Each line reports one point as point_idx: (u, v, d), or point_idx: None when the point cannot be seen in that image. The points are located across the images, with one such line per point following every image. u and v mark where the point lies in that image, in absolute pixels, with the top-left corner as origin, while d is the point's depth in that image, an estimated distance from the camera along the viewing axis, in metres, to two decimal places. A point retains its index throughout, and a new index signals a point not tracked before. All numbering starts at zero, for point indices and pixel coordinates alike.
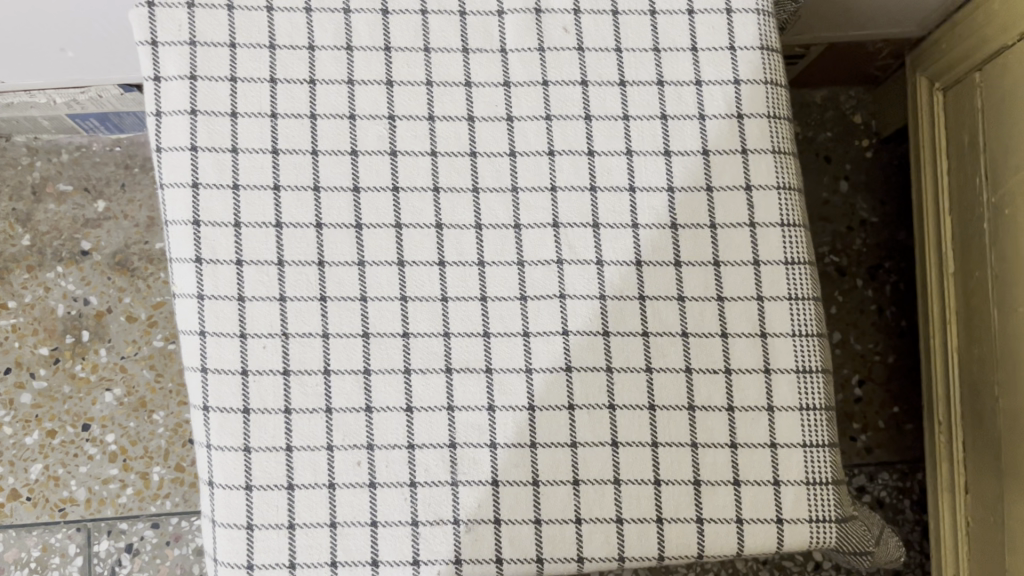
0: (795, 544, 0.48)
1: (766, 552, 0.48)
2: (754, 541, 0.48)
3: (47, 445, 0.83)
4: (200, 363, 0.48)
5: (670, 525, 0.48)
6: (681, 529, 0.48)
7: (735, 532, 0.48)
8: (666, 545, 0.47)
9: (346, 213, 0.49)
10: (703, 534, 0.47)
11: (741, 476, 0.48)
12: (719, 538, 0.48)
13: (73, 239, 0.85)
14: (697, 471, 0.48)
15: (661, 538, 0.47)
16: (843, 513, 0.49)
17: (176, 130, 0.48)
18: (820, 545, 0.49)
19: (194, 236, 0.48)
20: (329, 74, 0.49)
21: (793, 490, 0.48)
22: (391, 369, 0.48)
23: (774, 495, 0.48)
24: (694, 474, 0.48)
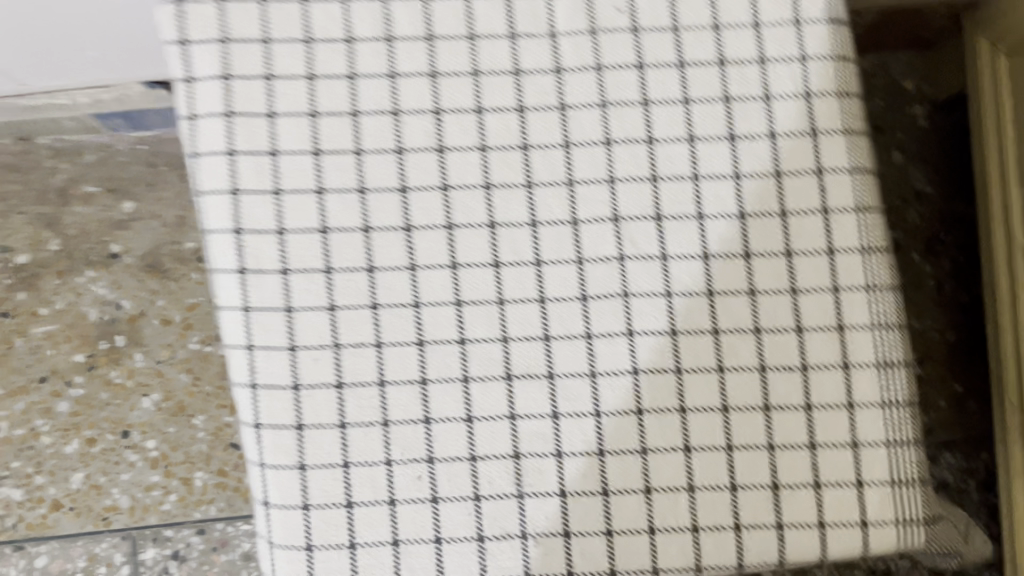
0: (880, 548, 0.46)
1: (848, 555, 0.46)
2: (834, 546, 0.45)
3: (87, 454, 0.79)
4: (249, 379, 0.46)
5: (749, 531, 0.45)
6: (763, 537, 0.45)
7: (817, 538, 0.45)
8: (744, 553, 0.45)
9: (394, 215, 0.46)
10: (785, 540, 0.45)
11: (823, 478, 0.45)
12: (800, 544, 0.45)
13: (102, 242, 0.81)
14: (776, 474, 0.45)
15: (738, 544, 0.45)
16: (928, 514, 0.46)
17: (211, 133, 0.46)
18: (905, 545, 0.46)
19: (236, 246, 0.46)
20: (370, 68, 0.47)
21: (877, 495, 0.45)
22: (448, 378, 0.46)
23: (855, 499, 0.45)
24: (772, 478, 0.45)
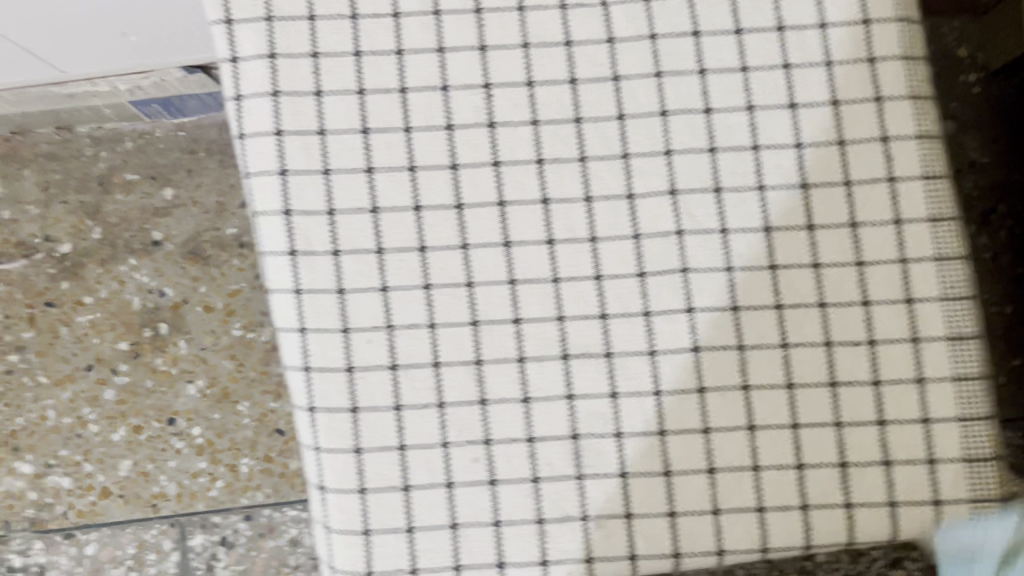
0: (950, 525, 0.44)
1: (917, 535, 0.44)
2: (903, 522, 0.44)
3: (134, 442, 0.79)
4: (302, 362, 0.45)
5: (816, 510, 0.44)
6: (830, 515, 0.44)
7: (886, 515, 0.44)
8: (810, 533, 0.44)
9: (445, 192, 0.45)
10: (852, 518, 0.44)
11: (891, 453, 0.44)
12: (869, 521, 0.44)
13: (143, 230, 0.80)
14: (843, 450, 0.44)
15: (804, 523, 0.44)
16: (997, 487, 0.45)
17: (260, 114, 0.45)
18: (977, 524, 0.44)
19: (286, 227, 0.45)
20: (417, 42, 0.46)
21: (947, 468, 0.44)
22: (503, 358, 0.45)
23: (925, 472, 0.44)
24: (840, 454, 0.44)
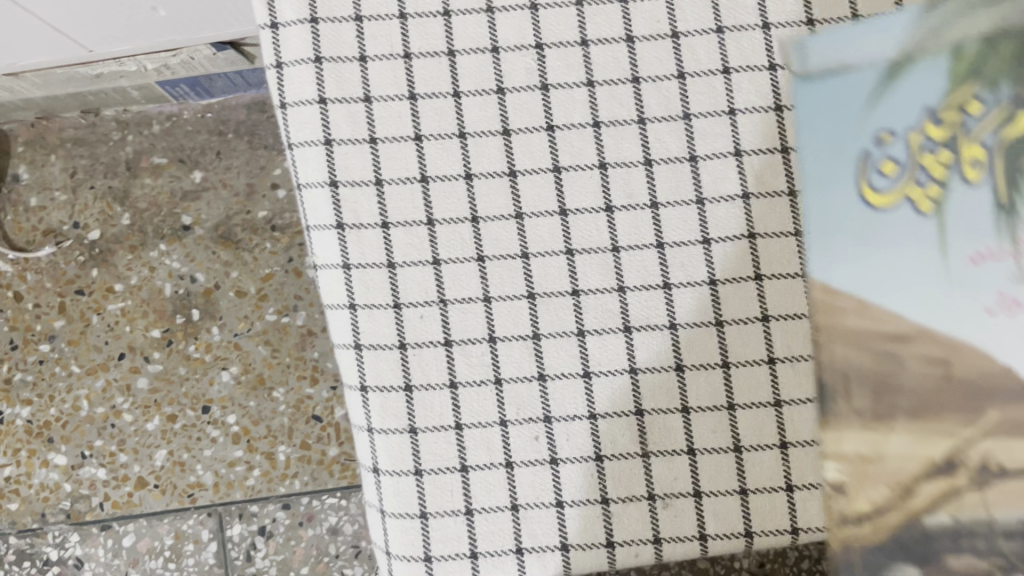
0: (1003, 502, 0.38)
1: (961, 495, 0.38)
2: (952, 481, 0.39)
3: (169, 430, 0.78)
4: (353, 340, 0.43)
5: (843, 438, 0.41)
6: (855, 444, 0.41)
7: (929, 463, 0.39)
8: (838, 468, 0.41)
9: (497, 159, 0.44)
10: (884, 450, 0.40)
11: (930, 385, 0.39)
12: (903, 461, 0.40)
13: (173, 215, 0.79)
14: (867, 372, 0.41)
15: (835, 456, 0.41)
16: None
17: (301, 81, 0.44)
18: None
19: (332, 199, 0.43)
20: (464, 2, 0.44)
21: (1006, 424, 0.38)
22: (562, 331, 0.43)
23: (972, 421, 0.39)
24: (867, 376, 0.41)
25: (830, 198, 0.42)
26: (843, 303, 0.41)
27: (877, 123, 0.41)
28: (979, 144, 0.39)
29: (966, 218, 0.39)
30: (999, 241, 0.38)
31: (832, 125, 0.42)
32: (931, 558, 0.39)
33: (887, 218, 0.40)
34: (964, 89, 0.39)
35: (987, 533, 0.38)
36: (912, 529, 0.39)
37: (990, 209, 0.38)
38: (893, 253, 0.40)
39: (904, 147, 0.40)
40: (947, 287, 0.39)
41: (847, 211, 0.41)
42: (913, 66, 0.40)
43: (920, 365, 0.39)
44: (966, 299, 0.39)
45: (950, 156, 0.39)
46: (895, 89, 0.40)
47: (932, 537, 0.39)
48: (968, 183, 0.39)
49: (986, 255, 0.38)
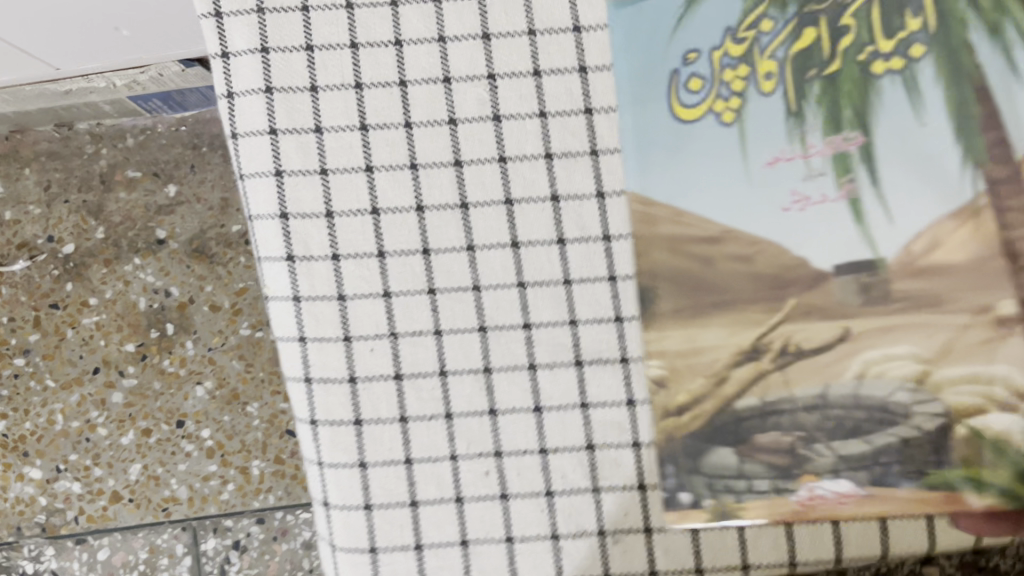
0: (802, 379, 0.41)
1: (767, 377, 0.41)
2: (759, 367, 0.41)
3: (144, 444, 0.78)
4: (303, 374, 0.43)
5: (662, 336, 0.42)
6: (675, 340, 0.42)
7: (739, 353, 0.41)
8: (658, 366, 0.42)
9: (449, 192, 0.43)
10: (699, 341, 0.42)
11: (739, 284, 0.41)
12: (713, 352, 0.41)
13: (148, 229, 0.78)
14: (682, 276, 0.42)
15: (656, 353, 0.42)
16: (855, 335, 0.40)
17: (251, 112, 0.43)
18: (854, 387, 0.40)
19: (283, 231, 0.43)
20: (416, 32, 0.43)
21: (802, 308, 0.41)
22: (513, 365, 0.42)
23: (774, 308, 0.41)
24: (682, 279, 0.42)
25: (644, 117, 0.42)
26: (658, 215, 0.42)
27: (682, 41, 0.42)
28: (768, 58, 0.41)
29: (761, 126, 0.41)
30: (791, 144, 0.41)
31: (632, 45, 0.43)
32: (742, 440, 0.41)
33: (695, 132, 0.42)
34: (756, 9, 0.41)
35: (791, 409, 0.41)
36: (729, 415, 0.41)
37: (783, 117, 0.41)
38: (701, 159, 0.41)
39: (706, 63, 0.42)
40: (747, 192, 0.41)
41: (657, 127, 0.42)
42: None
43: (726, 265, 0.41)
44: (763, 201, 0.41)
45: (744, 72, 0.41)
46: (696, 13, 0.42)
47: (742, 419, 0.41)
48: (763, 93, 0.41)
49: (781, 158, 0.41)
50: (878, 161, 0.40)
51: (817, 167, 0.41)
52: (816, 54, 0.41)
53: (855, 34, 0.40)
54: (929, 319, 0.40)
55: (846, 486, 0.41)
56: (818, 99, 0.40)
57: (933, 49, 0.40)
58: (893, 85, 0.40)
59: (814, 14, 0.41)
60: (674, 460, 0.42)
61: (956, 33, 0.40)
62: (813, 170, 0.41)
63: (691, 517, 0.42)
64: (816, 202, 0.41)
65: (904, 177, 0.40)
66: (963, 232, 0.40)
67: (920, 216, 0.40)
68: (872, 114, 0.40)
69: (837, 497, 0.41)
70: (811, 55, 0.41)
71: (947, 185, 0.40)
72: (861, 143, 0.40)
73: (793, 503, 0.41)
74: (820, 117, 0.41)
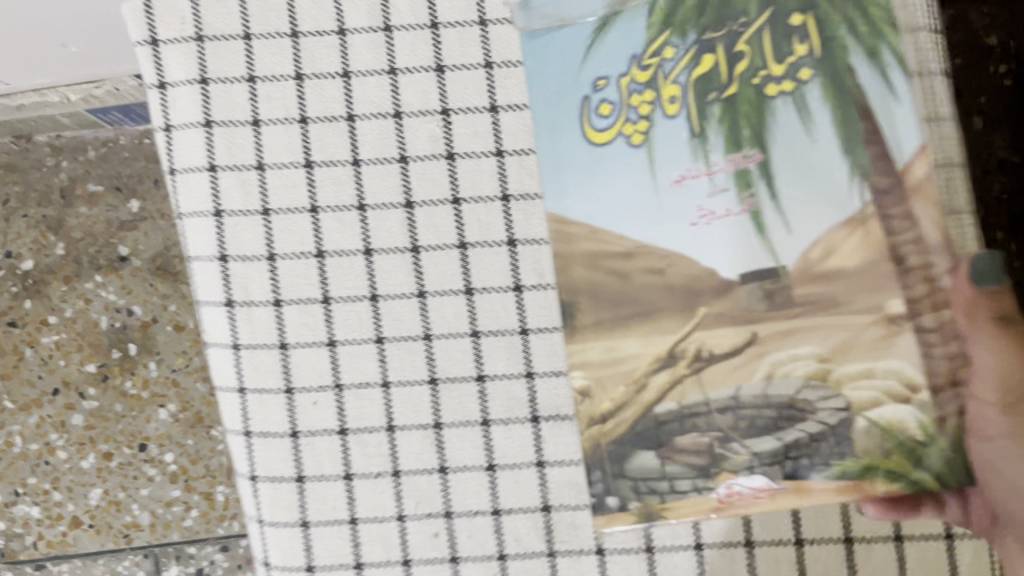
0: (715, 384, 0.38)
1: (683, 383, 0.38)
2: (677, 372, 0.38)
3: (104, 468, 0.71)
4: (242, 427, 0.41)
5: (585, 348, 0.39)
6: (596, 351, 0.39)
7: (662, 360, 0.38)
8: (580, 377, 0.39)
9: (399, 234, 0.40)
10: (619, 350, 0.39)
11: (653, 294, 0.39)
12: (635, 359, 0.39)
13: (109, 245, 0.71)
14: (600, 290, 0.39)
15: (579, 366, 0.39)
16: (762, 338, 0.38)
17: (190, 147, 0.41)
18: (763, 388, 0.37)
19: (222, 275, 0.41)
20: (365, 63, 0.40)
21: (713, 314, 0.38)
22: (465, 421, 0.40)
23: (688, 316, 0.38)
24: (601, 292, 0.39)
25: (558, 140, 0.40)
26: (575, 233, 0.40)
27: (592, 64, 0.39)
28: (671, 78, 0.38)
29: (667, 146, 0.38)
30: (696, 162, 0.38)
31: (546, 70, 0.40)
32: (662, 442, 0.38)
33: (603, 152, 0.39)
34: (660, 31, 0.38)
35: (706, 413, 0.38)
36: (649, 422, 0.38)
37: (686, 137, 0.38)
38: (614, 181, 0.39)
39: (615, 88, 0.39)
40: (653, 211, 0.39)
41: (571, 150, 0.40)
42: (617, 19, 0.39)
43: (642, 278, 0.39)
44: (668, 219, 0.38)
45: (649, 92, 0.38)
46: (604, 35, 0.39)
47: (663, 423, 0.38)
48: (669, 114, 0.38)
49: (687, 176, 0.38)
50: (778, 177, 0.37)
51: (720, 183, 0.38)
52: (717, 74, 0.38)
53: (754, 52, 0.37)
54: (827, 321, 0.37)
55: (765, 480, 0.38)
56: (720, 117, 0.38)
57: (829, 63, 0.37)
58: (788, 104, 0.37)
59: (714, 32, 0.38)
60: (601, 465, 0.39)
61: (842, 51, 0.37)
62: (717, 186, 0.38)
63: (620, 522, 0.39)
64: (721, 217, 0.38)
65: (801, 195, 0.37)
66: (854, 239, 0.37)
67: (820, 231, 0.37)
68: (772, 130, 0.37)
69: (756, 492, 0.38)
70: (712, 77, 0.38)
71: (845, 201, 0.37)
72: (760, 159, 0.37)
73: (713, 501, 0.38)
74: (722, 135, 0.38)
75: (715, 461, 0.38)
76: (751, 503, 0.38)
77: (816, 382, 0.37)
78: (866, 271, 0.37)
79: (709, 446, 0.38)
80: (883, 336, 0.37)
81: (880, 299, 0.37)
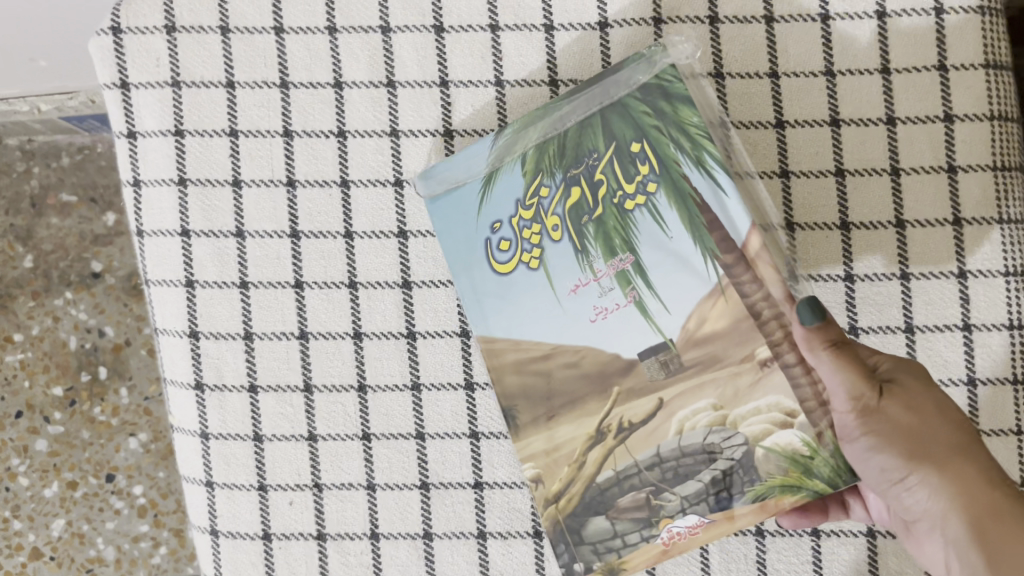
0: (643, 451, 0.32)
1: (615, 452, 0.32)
2: (607, 446, 0.32)
3: (68, 499, 0.61)
4: (208, 524, 0.36)
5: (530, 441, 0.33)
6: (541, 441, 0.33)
7: (593, 430, 0.32)
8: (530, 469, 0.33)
9: (394, 318, 0.36)
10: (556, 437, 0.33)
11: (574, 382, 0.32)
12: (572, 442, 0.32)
13: (81, 259, 0.63)
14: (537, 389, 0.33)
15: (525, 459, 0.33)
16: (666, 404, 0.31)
17: (161, 208, 0.36)
18: (680, 443, 0.31)
19: (193, 354, 0.36)
20: (364, 122, 0.36)
21: (625, 389, 0.32)
22: (460, 532, 0.36)
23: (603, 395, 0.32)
24: (532, 394, 0.33)
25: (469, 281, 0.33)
26: (497, 347, 0.33)
27: (486, 203, 0.33)
28: (546, 211, 0.33)
29: (563, 271, 0.32)
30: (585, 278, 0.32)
31: (446, 223, 0.34)
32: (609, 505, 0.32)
33: (504, 285, 0.33)
34: (532, 169, 0.33)
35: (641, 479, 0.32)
36: (597, 499, 0.32)
37: (570, 258, 0.32)
38: (525, 314, 0.33)
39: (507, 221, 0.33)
40: (553, 335, 0.32)
41: (480, 289, 0.33)
42: (496, 166, 0.34)
43: (560, 373, 0.32)
44: (569, 337, 0.32)
45: (533, 225, 0.33)
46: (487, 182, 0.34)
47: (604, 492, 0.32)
48: (557, 241, 0.32)
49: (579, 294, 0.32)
50: (655, 274, 0.31)
51: (603, 287, 0.32)
52: (585, 200, 0.32)
53: (613, 172, 0.32)
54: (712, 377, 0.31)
55: (697, 517, 0.32)
56: (592, 237, 0.32)
57: (677, 169, 0.31)
58: (645, 215, 0.31)
59: (573, 164, 0.32)
60: (561, 538, 0.33)
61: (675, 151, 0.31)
62: (603, 294, 0.32)
63: None
64: (613, 316, 0.31)
65: (675, 287, 0.31)
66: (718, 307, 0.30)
67: (690, 311, 0.31)
68: (640, 238, 0.31)
69: (692, 531, 0.32)
70: (581, 204, 0.32)
71: (707, 282, 0.30)
72: (631, 262, 0.31)
73: (656, 546, 0.32)
74: (595, 248, 0.32)
75: (655, 513, 0.32)
76: (690, 543, 0.32)
77: (721, 429, 0.31)
78: (733, 331, 0.30)
79: (647, 502, 0.32)
80: (751, 383, 0.30)
81: (750, 350, 0.30)
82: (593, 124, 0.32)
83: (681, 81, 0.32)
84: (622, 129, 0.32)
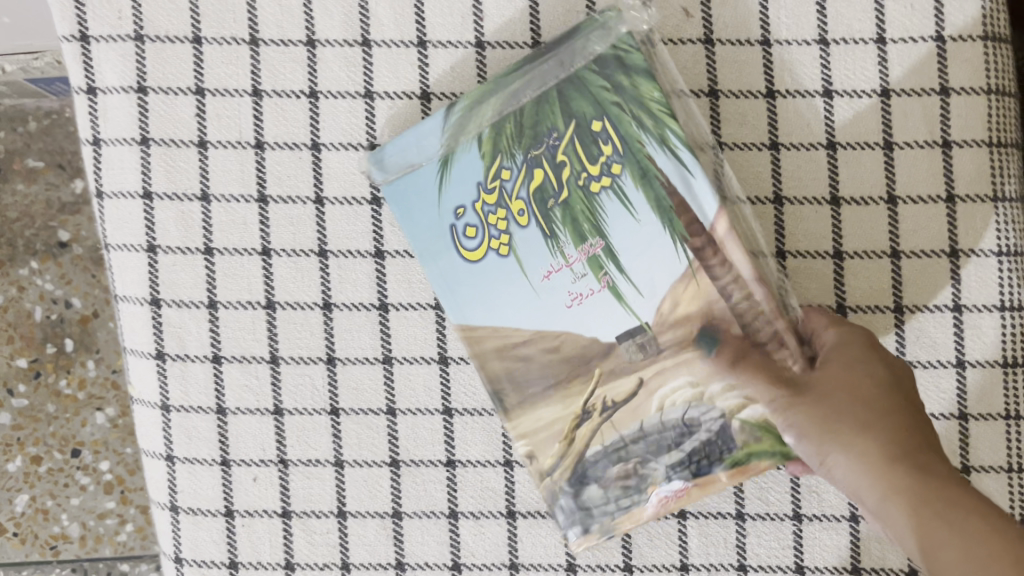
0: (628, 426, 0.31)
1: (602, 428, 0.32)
2: (596, 422, 0.32)
3: (32, 473, 0.56)
4: (168, 500, 0.35)
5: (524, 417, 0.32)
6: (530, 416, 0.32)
7: (580, 409, 0.32)
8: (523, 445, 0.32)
9: (366, 288, 0.34)
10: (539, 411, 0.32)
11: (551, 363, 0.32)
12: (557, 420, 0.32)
13: (47, 228, 0.56)
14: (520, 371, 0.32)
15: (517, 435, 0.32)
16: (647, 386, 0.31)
17: (121, 168, 0.34)
18: (661, 419, 0.31)
19: (154, 322, 0.34)
20: (337, 82, 0.34)
21: (606, 370, 0.31)
22: (430, 511, 0.34)
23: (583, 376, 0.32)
24: (516, 375, 0.32)
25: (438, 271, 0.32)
26: (477, 334, 0.32)
27: (443, 188, 0.32)
28: (510, 194, 0.31)
29: (532, 258, 0.31)
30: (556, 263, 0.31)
31: (404, 214, 0.32)
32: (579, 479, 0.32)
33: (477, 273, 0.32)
34: (487, 150, 0.31)
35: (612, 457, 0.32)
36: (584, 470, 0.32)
37: (540, 244, 0.31)
38: (500, 302, 0.32)
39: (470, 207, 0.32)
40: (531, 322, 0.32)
41: (450, 279, 0.32)
42: (451, 148, 0.32)
43: (542, 356, 0.32)
44: (547, 323, 0.31)
45: (498, 210, 0.31)
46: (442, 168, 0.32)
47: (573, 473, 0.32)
48: (524, 226, 0.31)
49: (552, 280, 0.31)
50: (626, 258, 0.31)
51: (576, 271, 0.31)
52: (548, 183, 0.31)
53: (574, 154, 0.31)
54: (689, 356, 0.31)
55: (682, 481, 0.32)
56: (561, 222, 0.31)
57: (642, 150, 0.30)
58: (613, 198, 0.31)
59: (532, 145, 0.31)
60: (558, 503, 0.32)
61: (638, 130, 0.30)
62: (576, 279, 0.31)
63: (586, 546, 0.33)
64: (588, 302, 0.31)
65: (647, 270, 0.31)
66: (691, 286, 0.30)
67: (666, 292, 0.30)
68: (611, 223, 0.31)
69: (678, 495, 0.32)
70: (545, 188, 0.31)
71: (678, 265, 0.30)
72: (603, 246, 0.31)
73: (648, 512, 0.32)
74: (565, 233, 0.31)
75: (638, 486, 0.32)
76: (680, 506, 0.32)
77: (698, 406, 0.31)
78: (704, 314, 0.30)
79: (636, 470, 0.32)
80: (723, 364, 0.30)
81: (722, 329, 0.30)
82: (550, 100, 0.31)
83: (637, 51, 0.31)
84: (581, 107, 0.31)
